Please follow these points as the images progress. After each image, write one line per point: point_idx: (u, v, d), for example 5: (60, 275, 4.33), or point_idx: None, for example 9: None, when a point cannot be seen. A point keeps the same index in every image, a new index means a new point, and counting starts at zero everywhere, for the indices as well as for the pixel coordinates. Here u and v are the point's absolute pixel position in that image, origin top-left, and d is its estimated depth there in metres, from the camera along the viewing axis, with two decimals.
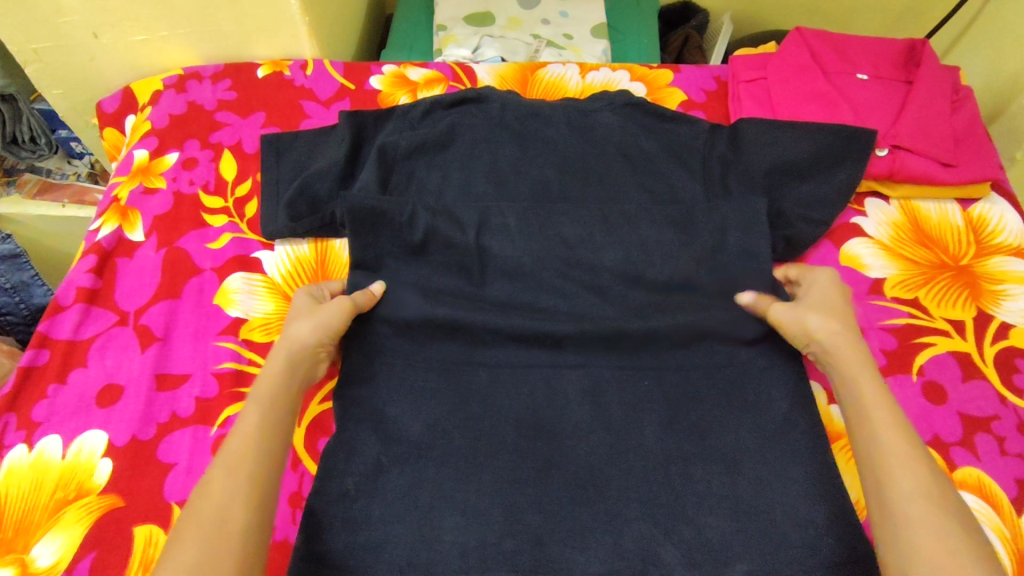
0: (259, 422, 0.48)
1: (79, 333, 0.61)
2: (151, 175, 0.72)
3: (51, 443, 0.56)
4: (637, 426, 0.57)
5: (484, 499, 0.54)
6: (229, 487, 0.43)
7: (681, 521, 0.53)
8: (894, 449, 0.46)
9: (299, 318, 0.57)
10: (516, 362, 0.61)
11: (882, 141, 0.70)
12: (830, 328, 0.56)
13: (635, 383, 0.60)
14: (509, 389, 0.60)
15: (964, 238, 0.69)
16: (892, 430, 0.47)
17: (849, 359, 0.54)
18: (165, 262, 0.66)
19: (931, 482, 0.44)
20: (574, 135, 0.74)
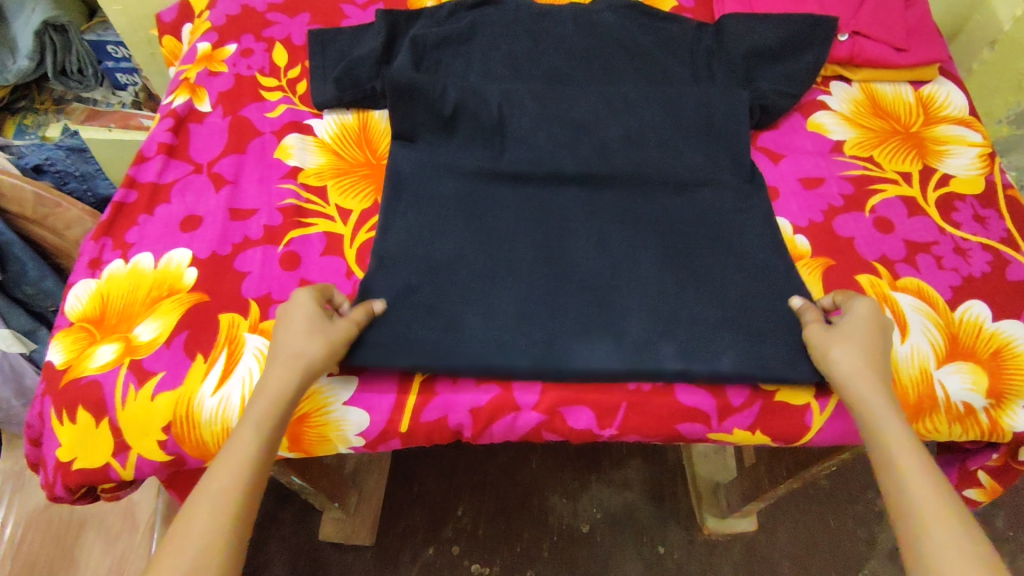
0: (245, 457, 0.51)
1: (162, 177, 0.73)
2: (214, 61, 0.83)
3: (145, 258, 0.67)
4: (634, 256, 0.67)
5: (507, 299, 0.64)
6: (213, 524, 0.48)
7: (670, 316, 0.63)
8: (925, 512, 0.48)
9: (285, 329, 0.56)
10: (531, 211, 0.71)
11: (843, 28, 0.81)
12: (857, 363, 0.55)
13: (630, 227, 0.70)
14: (527, 229, 0.69)
15: (914, 112, 0.81)
16: (924, 496, 0.48)
17: (886, 408, 0.53)
18: (231, 126, 0.77)
19: (964, 548, 0.46)
20: (579, 31, 0.85)
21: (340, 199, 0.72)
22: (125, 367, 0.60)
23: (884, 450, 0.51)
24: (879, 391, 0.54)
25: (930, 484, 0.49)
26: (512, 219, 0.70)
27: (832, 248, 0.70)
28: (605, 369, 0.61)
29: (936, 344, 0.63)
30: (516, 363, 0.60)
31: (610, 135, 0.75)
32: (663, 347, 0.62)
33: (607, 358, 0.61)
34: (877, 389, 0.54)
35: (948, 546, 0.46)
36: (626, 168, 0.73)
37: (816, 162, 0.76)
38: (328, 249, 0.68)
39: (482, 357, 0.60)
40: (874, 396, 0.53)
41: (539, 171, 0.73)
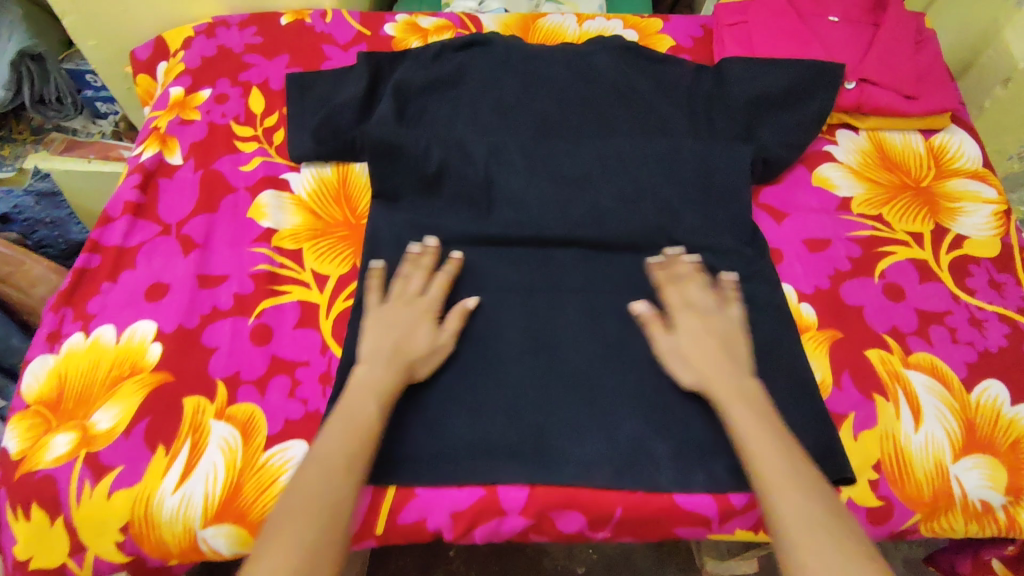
0: (347, 424, 0.52)
1: (128, 240, 0.68)
2: (186, 108, 0.78)
3: (106, 331, 0.63)
4: (628, 341, 0.63)
5: (494, 388, 0.60)
6: (318, 490, 0.49)
7: (666, 415, 0.59)
8: (775, 475, 0.50)
9: (408, 327, 0.59)
10: (518, 289, 0.66)
11: (850, 75, 0.77)
12: (707, 361, 0.57)
13: (628, 306, 0.65)
14: (511, 309, 0.65)
15: (926, 163, 0.76)
16: (769, 457, 0.51)
17: (726, 384, 0.56)
18: (203, 181, 0.72)
19: (812, 507, 0.48)
20: (571, 74, 0.81)
21: (316, 264, 0.67)
22: (82, 460, 0.56)
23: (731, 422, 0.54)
24: (725, 372, 0.56)
25: (773, 445, 0.51)
26: (498, 299, 0.65)
27: (840, 318, 0.65)
28: (597, 479, 0.56)
29: (951, 431, 0.59)
30: (503, 469, 0.56)
31: (604, 202, 0.71)
32: (653, 439, 0.58)
33: (597, 449, 0.57)
34: (751, 416, 0.53)
35: (794, 505, 0.48)
36: (621, 235, 0.70)
37: (823, 221, 0.72)
38: (302, 321, 0.64)
39: (464, 458, 0.57)
40: (750, 422, 0.53)
41: (530, 238, 0.69)
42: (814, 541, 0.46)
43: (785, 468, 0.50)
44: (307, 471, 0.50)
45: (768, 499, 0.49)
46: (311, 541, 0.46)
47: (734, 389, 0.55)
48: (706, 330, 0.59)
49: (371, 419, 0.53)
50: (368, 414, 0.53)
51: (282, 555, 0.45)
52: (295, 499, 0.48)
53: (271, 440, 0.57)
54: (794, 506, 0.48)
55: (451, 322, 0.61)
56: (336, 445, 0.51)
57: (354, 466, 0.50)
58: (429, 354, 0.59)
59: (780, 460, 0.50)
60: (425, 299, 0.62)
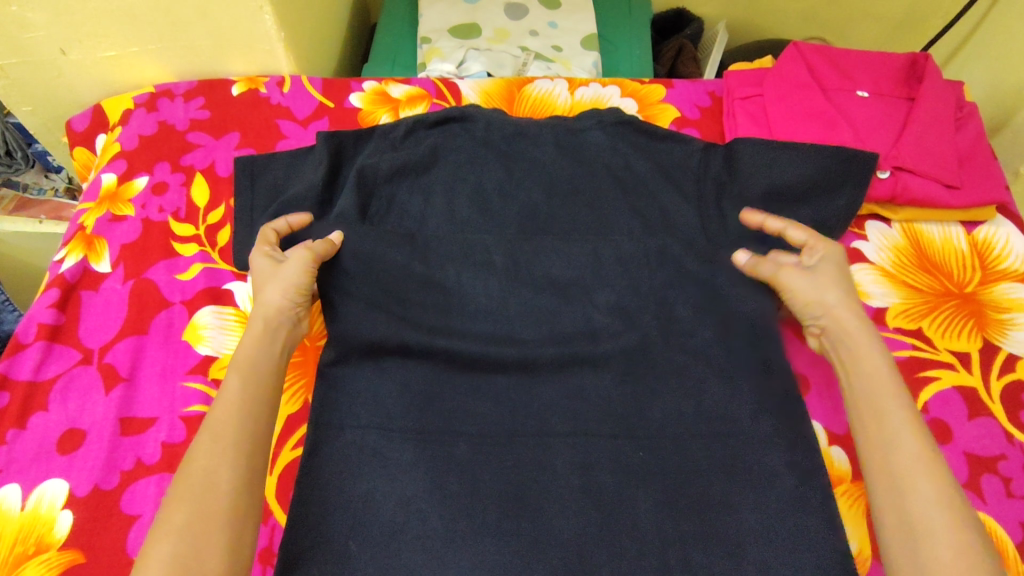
0: (240, 388, 0.50)
1: (41, 373, 0.59)
2: (119, 202, 0.68)
3: (11, 493, 0.53)
4: (629, 501, 0.54)
5: (468, 568, 0.50)
6: (214, 451, 0.45)
7: None
8: (912, 452, 0.46)
9: (267, 284, 0.58)
10: (500, 430, 0.57)
11: (883, 162, 0.67)
12: (851, 317, 0.56)
13: (626, 453, 0.56)
14: (489, 460, 0.55)
15: (968, 263, 0.67)
16: (909, 433, 0.47)
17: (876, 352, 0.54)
18: (132, 295, 0.63)
19: (948, 492, 0.44)
20: (562, 156, 0.71)
21: None
22: None
23: (869, 392, 0.51)
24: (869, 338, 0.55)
25: (910, 423, 0.48)
26: (474, 444, 0.56)
27: None
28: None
29: None
30: None
31: (601, 319, 0.62)
32: None
33: None
34: (888, 374, 0.52)
35: (925, 486, 0.45)
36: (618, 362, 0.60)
37: None
38: None
39: None
40: (889, 394, 0.50)
41: (514, 363, 0.60)
42: (918, 480, 0.45)
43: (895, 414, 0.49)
44: (193, 456, 0.45)
45: (887, 467, 0.47)
46: (203, 514, 0.42)
47: (877, 358, 0.53)
48: (850, 290, 0.59)
49: (244, 387, 0.50)
50: (232, 387, 0.50)
51: (169, 537, 0.41)
52: (177, 485, 0.43)
53: None
54: (915, 479, 0.45)
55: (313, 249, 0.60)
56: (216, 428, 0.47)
57: (238, 447, 0.46)
58: (290, 291, 0.58)
59: (919, 440, 0.47)
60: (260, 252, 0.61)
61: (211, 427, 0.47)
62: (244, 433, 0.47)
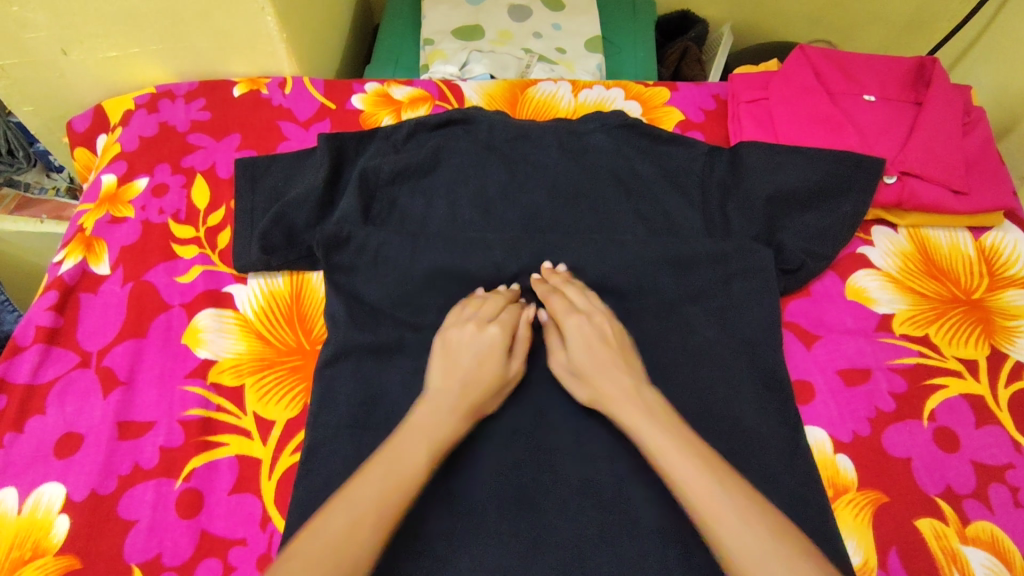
0: (433, 420, 0.48)
1: (38, 375, 0.58)
2: (119, 203, 0.68)
3: (7, 497, 0.53)
4: (629, 502, 0.52)
5: None
6: (387, 479, 0.42)
7: None
8: (691, 484, 0.42)
9: (481, 332, 0.54)
10: (495, 430, 0.54)
11: (890, 167, 0.66)
12: (584, 371, 0.52)
13: (627, 452, 0.54)
14: None
15: (976, 269, 0.66)
16: (682, 462, 0.43)
17: (618, 398, 0.49)
18: (132, 297, 0.62)
19: (757, 527, 0.39)
20: (565, 158, 0.70)
21: (260, 406, 0.57)
22: None
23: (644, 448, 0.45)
24: (618, 383, 0.50)
25: (682, 448, 0.44)
26: (477, 444, 0.54)
27: (884, 475, 0.55)
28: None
29: None
30: None
31: None
32: None
33: None
34: (641, 413, 0.47)
35: (727, 516, 0.40)
36: None
37: (859, 346, 0.61)
38: (238, 484, 0.53)
39: None
40: (657, 435, 0.45)
41: None
42: (716, 506, 0.40)
43: (641, 422, 0.47)
44: (349, 490, 0.42)
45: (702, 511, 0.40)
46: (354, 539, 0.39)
47: (644, 415, 0.47)
48: (586, 338, 0.54)
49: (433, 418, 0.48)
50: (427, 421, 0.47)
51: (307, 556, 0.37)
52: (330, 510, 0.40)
53: None
54: (728, 518, 0.40)
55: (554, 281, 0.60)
56: (369, 485, 0.42)
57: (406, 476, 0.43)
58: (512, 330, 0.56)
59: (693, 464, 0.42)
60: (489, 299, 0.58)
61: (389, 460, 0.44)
62: (417, 470, 0.44)
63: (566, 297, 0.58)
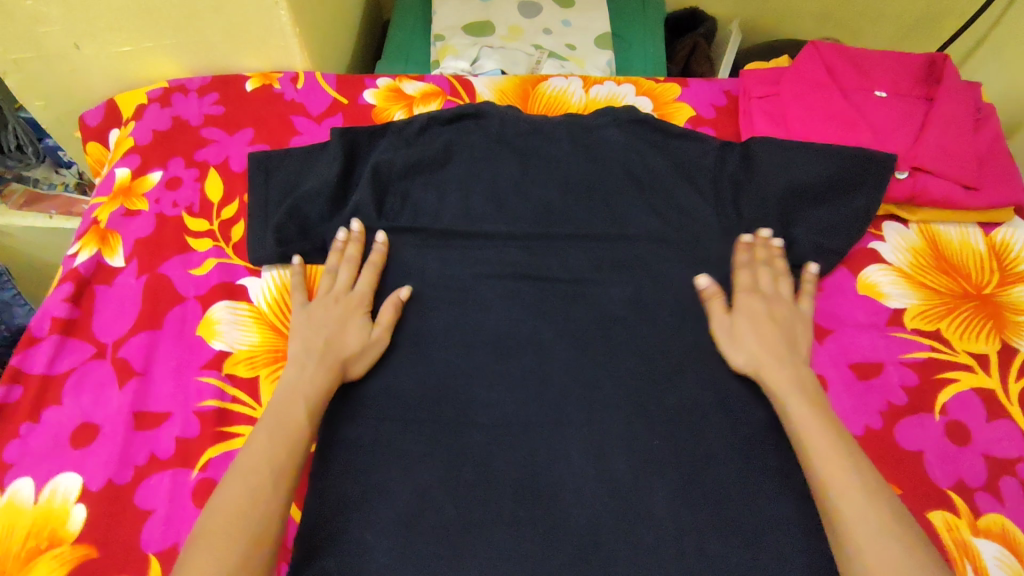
0: (300, 377, 0.53)
1: (54, 366, 0.58)
2: (133, 196, 0.68)
3: (24, 486, 0.53)
4: (644, 494, 0.53)
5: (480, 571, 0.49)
6: (270, 441, 0.48)
7: None
8: (827, 461, 0.48)
9: (314, 305, 0.59)
10: (511, 424, 0.56)
11: (901, 163, 0.67)
12: (754, 342, 0.57)
13: (639, 444, 0.55)
14: (504, 453, 0.55)
15: (986, 265, 0.66)
16: (827, 442, 0.49)
17: (782, 377, 0.55)
18: (147, 289, 0.62)
19: (878, 506, 0.45)
20: (576, 154, 0.71)
21: None
22: None
23: (792, 423, 0.51)
24: (779, 361, 0.56)
25: (826, 432, 0.49)
26: (487, 437, 0.56)
27: (897, 468, 0.55)
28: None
29: None
30: None
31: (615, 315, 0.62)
32: None
33: None
34: (795, 393, 0.53)
35: (855, 496, 0.45)
36: (630, 361, 0.59)
37: (871, 340, 0.61)
38: None
39: None
40: (806, 413, 0.51)
41: (528, 360, 0.59)
42: (846, 484, 0.46)
43: (802, 405, 0.52)
44: (250, 451, 0.47)
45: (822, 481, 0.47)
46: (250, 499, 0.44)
47: (795, 392, 0.53)
48: (783, 315, 0.59)
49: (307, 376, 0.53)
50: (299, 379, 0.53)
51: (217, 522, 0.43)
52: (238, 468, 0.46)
53: None
54: (852, 497, 0.45)
55: (349, 252, 0.63)
56: (256, 453, 0.47)
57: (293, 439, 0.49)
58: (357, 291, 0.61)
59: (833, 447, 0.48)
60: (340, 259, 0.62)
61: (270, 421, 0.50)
62: (299, 429, 0.49)
63: (757, 275, 0.62)
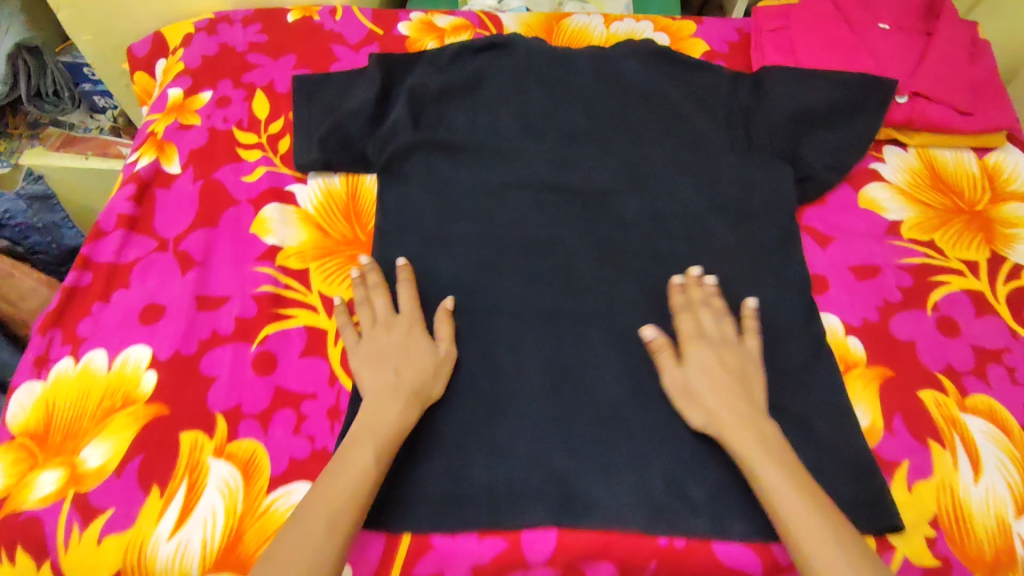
0: (370, 417, 0.51)
1: (121, 256, 0.64)
2: (186, 112, 0.73)
3: (97, 356, 0.58)
4: (661, 372, 0.57)
5: (511, 435, 0.54)
6: (331, 484, 0.47)
7: (706, 459, 0.54)
8: (789, 501, 0.47)
9: (382, 334, 0.57)
10: (540, 312, 0.61)
11: (902, 88, 0.72)
12: (703, 389, 0.54)
13: (656, 328, 0.60)
14: (534, 337, 0.59)
15: (979, 184, 0.71)
16: (781, 480, 0.48)
17: (727, 419, 0.52)
18: (203, 192, 0.68)
19: (835, 541, 0.45)
20: (598, 80, 0.75)
21: (324, 286, 0.63)
22: (69, 500, 0.52)
23: (746, 463, 0.50)
24: (731, 408, 0.52)
25: (784, 470, 0.48)
26: (517, 324, 0.60)
27: (892, 355, 0.60)
28: (629, 526, 0.51)
29: (1014, 483, 0.54)
30: (526, 512, 0.51)
31: (633, 219, 0.66)
32: (699, 506, 0.52)
33: (632, 521, 0.51)
34: (752, 436, 0.50)
35: (816, 540, 0.45)
36: (644, 262, 0.64)
37: (871, 247, 0.66)
38: (309, 349, 0.59)
39: (487, 503, 0.52)
40: (757, 452, 0.49)
41: (553, 257, 0.64)
42: (809, 527, 0.45)
43: (769, 466, 0.49)
44: (311, 496, 0.46)
45: (786, 522, 0.46)
46: (311, 550, 0.44)
47: (744, 432, 0.51)
48: (705, 359, 0.55)
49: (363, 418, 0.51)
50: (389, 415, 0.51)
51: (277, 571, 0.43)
52: (297, 515, 0.45)
53: (274, 482, 0.53)
54: (817, 540, 0.45)
55: (373, 280, 0.60)
56: (319, 503, 0.46)
57: (356, 482, 0.47)
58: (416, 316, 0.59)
59: (796, 488, 0.47)
60: (376, 291, 0.59)
61: (334, 469, 0.48)
62: (360, 475, 0.48)
63: (698, 316, 0.58)
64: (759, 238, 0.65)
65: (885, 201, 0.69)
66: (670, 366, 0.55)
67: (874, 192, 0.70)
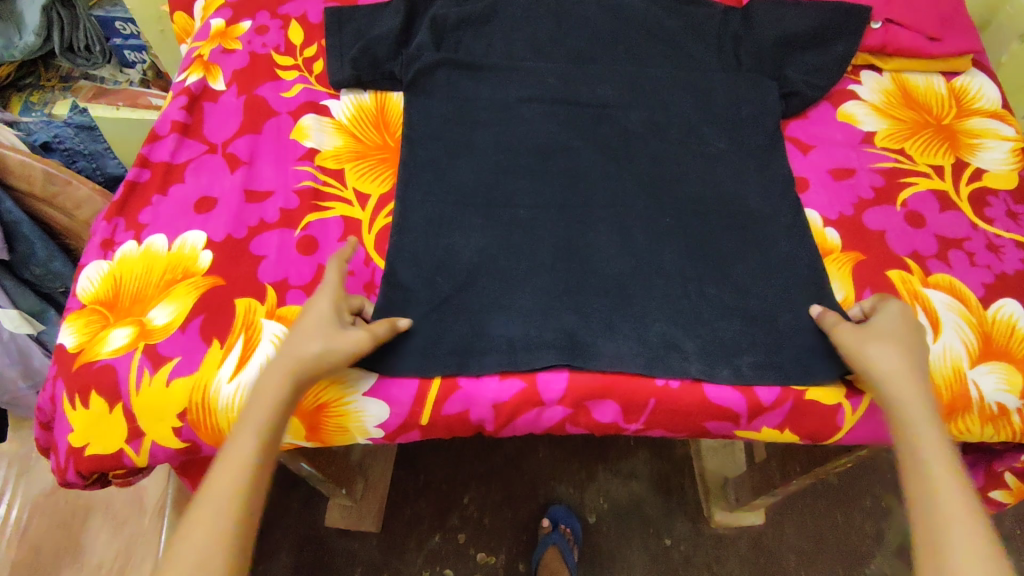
0: (256, 405, 0.53)
1: (176, 157, 0.71)
2: (229, 39, 0.81)
3: (158, 240, 0.65)
4: (657, 252, 0.65)
5: (527, 301, 0.62)
6: (227, 475, 0.50)
7: (697, 322, 0.62)
8: (945, 483, 0.50)
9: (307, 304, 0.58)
10: (552, 203, 0.68)
11: (876, 15, 0.79)
12: (898, 360, 0.55)
13: (655, 221, 0.67)
14: (546, 224, 0.66)
15: (947, 103, 0.79)
16: (942, 463, 0.51)
17: (908, 393, 0.54)
18: (246, 105, 0.75)
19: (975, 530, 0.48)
20: (602, 12, 0.82)
21: (357, 183, 0.70)
22: (140, 351, 0.59)
23: (911, 437, 0.53)
24: (915, 382, 0.54)
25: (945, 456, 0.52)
26: (530, 214, 0.67)
27: (865, 242, 0.68)
28: (631, 371, 0.60)
29: (967, 342, 0.62)
30: (542, 360, 0.59)
31: (634, 129, 0.73)
32: (691, 358, 0.60)
33: (632, 366, 0.60)
34: (926, 416, 0.53)
35: (959, 522, 0.49)
36: (642, 165, 0.71)
37: (848, 154, 0.74)
38: (346, 235, 0.67)
39: (507, 353, 0.60)
40: (928, 432, 0.53)
41: (562, 159, 0.71)
42: (956, 510, 0.49)
43: (935, 446, 0.52)
44: (207, 489, 0.50)
45: (932, 501, 0.50)
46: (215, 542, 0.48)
47: (922, 412, 0.53)
48: (906, 335, 0.57)
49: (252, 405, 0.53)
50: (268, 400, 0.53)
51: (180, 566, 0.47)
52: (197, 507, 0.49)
53: None
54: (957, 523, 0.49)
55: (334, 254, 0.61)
56: (216, 495, 0.49)
57: (248, 471, 0.51)
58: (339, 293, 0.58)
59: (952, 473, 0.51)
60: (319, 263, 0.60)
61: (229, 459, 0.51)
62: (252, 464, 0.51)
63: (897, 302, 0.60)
64: (748, 145, 0.73)
65: (862, 115, 0.77)
66: (852, 328, 0.57)
67: (853, 109, 0.77)
